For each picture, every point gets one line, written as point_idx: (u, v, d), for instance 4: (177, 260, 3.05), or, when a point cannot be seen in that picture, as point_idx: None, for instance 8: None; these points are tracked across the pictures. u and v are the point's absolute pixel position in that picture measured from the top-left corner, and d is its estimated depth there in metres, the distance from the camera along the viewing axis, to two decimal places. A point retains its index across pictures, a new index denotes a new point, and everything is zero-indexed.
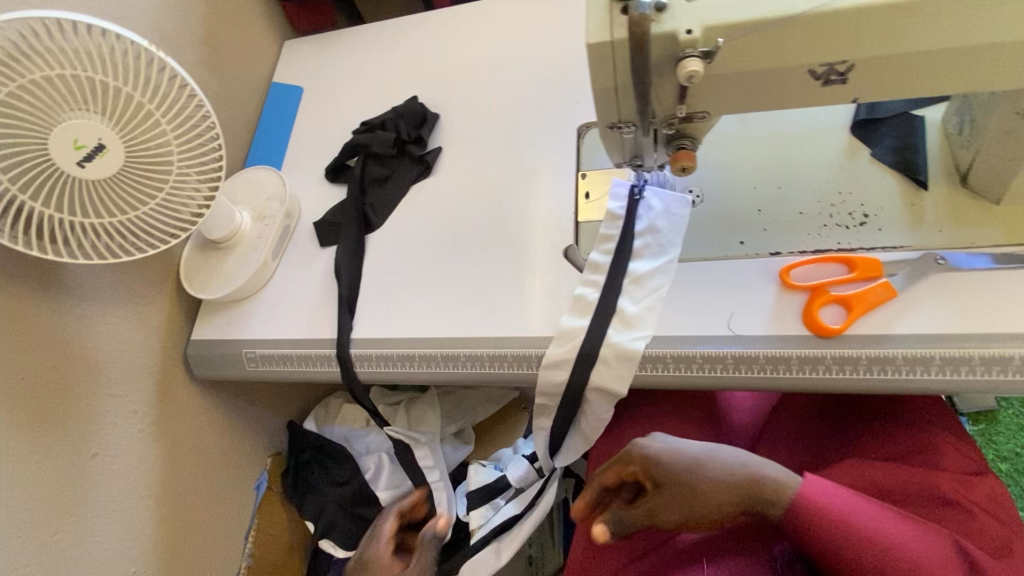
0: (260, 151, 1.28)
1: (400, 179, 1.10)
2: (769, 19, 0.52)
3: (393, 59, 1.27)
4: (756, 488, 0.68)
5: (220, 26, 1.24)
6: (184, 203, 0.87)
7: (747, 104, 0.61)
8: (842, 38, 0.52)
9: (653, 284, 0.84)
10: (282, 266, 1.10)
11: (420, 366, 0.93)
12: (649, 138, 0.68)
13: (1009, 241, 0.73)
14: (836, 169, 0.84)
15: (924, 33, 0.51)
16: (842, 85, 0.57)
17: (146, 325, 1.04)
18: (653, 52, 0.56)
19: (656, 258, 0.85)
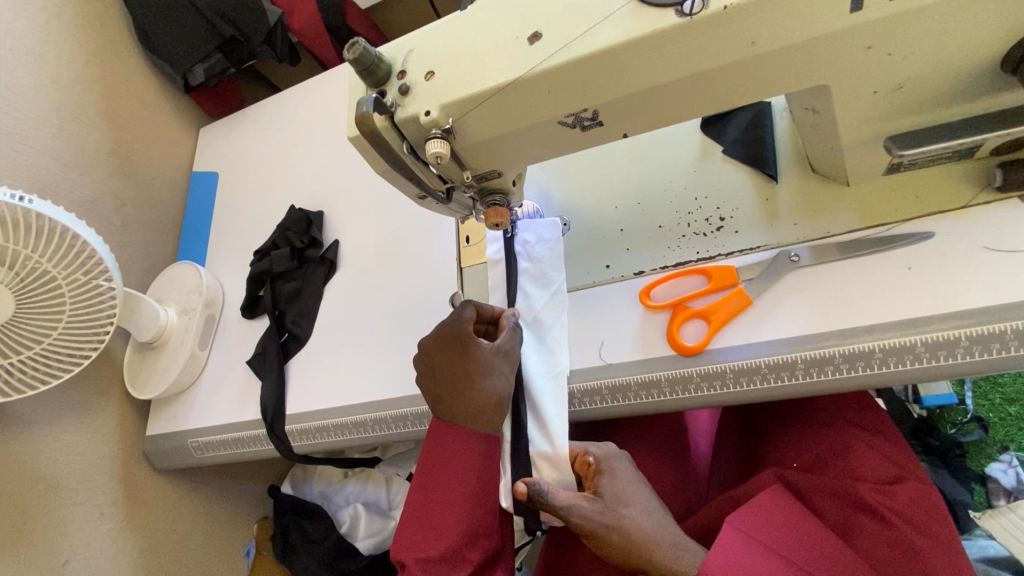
0: (188, 240, 1.32)
1: (312, 286, 1.08)
2: (491, 89, 0.52)
3: (292, 128, 1.30)
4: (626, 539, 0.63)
5: (130, 131, 1.29)
6: (91, 321, 0.95)
7: (526, 157, 0.60)
8: (572, 90, 0.51)
9: (550, 315, 0.81)
10: (213, 353, 1.15)
11: (336, 434, 0.97)
12: (464, 197, 0.69)
13: (863, 224, 0.70)
14: (690, 174, 0.82)
15: (649, 69, 0.49)
16: (601, 127, 0.56)
17: (99, 431, 1.12)
18: (406, 134, 0.57)
19: (544, 289, 0.82)
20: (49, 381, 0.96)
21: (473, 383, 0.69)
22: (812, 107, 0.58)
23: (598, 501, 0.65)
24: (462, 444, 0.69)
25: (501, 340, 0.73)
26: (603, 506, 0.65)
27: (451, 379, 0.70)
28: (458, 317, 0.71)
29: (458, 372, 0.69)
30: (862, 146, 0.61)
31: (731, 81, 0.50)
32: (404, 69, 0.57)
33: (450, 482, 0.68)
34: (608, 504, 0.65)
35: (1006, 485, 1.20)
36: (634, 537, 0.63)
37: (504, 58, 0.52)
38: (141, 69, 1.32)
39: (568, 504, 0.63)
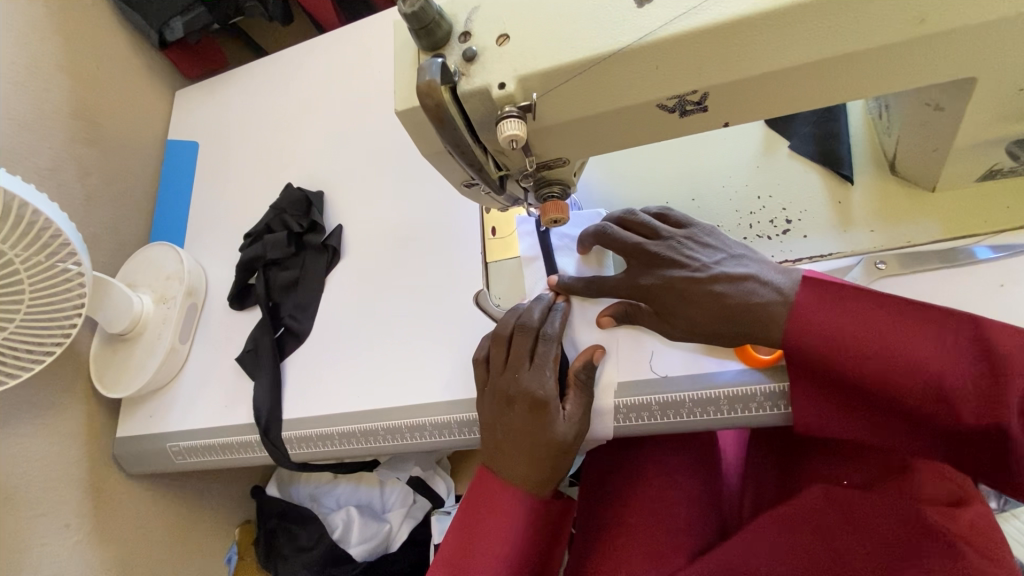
0: (163, 219, 1.17)
1: (312, 276, 0.97)
2: (585, 61, 0.43)
3: (286, 97, 1.17)
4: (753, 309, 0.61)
5: (97, 90, 1.12)
6: (59, 308, 0.83)
7: (604, 144, 0.52)
8: (684, 66, 0.42)
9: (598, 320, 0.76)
10: (195, 347, 1.03)
11: (341, 444, 0.86)
12: (515, 187, 0.59)
13: (947, 235, 0.64)
14: (752, 170, 0.74)
15: (783, 46, 0.41)
16: (704, 113, 0.47)
17: (62, 433, 0.99)
18: (469, 111, 0.47)
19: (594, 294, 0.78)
20: (15, 377, 0.84)
21: (551, 459, 0.65)
22: (935, 102, 0.51)
23: (686, 234, 0.68)
24: (507, 500, 0.64)
25: (573, 408, 0.68)
26: (683, 235, 0.68)
27: (518, 443, 0.65)
28: (539, 377, 0.68)
29: (530, 442, 0.65)
30: (973, 149, 0.54)
31: (874, 66, 0.43)
32: (468, 30, 0.47)
33: (490, 538, 0.63)
34: (691, 234, 0.68)
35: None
36: (727, 273, 0.63)
37: (604, 22, 0.42)
38: (109, 20, 1.15)
39: (666, 270, 0.66)
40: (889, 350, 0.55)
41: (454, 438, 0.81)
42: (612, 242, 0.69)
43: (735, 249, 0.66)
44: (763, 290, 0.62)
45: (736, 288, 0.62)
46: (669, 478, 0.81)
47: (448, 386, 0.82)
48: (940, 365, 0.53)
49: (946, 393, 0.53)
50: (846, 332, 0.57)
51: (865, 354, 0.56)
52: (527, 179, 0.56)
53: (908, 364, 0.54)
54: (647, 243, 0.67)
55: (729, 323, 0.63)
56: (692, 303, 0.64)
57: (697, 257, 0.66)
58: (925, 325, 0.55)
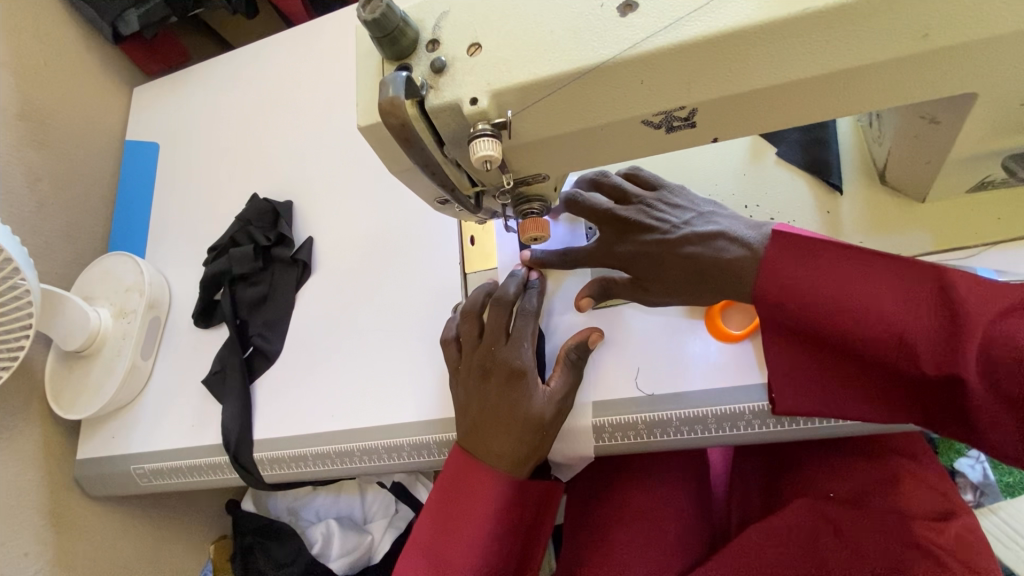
0: (122, 227, 1.10)
1: (281, 292, 0.92)
2: (564, 74, 0.39)
3: (252, 96, 1.11)
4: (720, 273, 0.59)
5: (45, 89, 1.04)
6: (5, 327, 0.77)
7: (587, 159, 0.48)
8: (672, 80, 0.39)
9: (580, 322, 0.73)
10: (159, 363, 0.98)
11: (314, 466, 0.82)
12: (493, 202, 0.55)
13: (937, 247, 0.63)
14: (739, 177, 0.71)
15: (776, 60, 0.38)
16: (692, 129, 0.44)
17: (17, 457, 0.93)
18: (440, 127, 0.43)
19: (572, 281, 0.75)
20: None
21: (531, 434, 0.62)
22: (930, 115, 0.48)
23: (657, 195, 0.65)
24: (483, 486, 0.62)
25: (556, 386, 0.66)
26: (654, 196, 0.64)
27: (497, 422, 0.63)
28: (516, 351, 0.65)
29: (510, 417, 0.63)
30: (969, 162, 0.52)
31: (875, 82, 0.40)
32: (437, 38, 0.43)
33: (465, 523, 0.61)
34: (662, 196, 0.65)
35: (974, 481, 1.06)
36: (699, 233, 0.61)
37: (584, 32, 0.39)
38: (56, 11, 1.07)
39: (635, 235, 0.63)
40: (849, 300, 0.52)
41: (432, 458, 0.78)
42: (580, 209, 0.64)
43: (706, 207, 0.64)
44: (734, 247, 0.59)
45: (708, 247, 0.60)
46: (656, 491, 0.79)
47: (427, 404, 0.79)
48: (901, 312, 0.50)
49: (906, 342, 0.50)
50: (806, 282, 0.54)
51: (825, 305, 0.53)
52: (504, 196, 0.52)
53: (869, 314, 0.51)
54: (616, 207, 0.63)
55: (703, 285, 0.61)
56: (665, 267, 0.62)
57: (668, 217, 0.63)
58: (887, 274, 0.52)
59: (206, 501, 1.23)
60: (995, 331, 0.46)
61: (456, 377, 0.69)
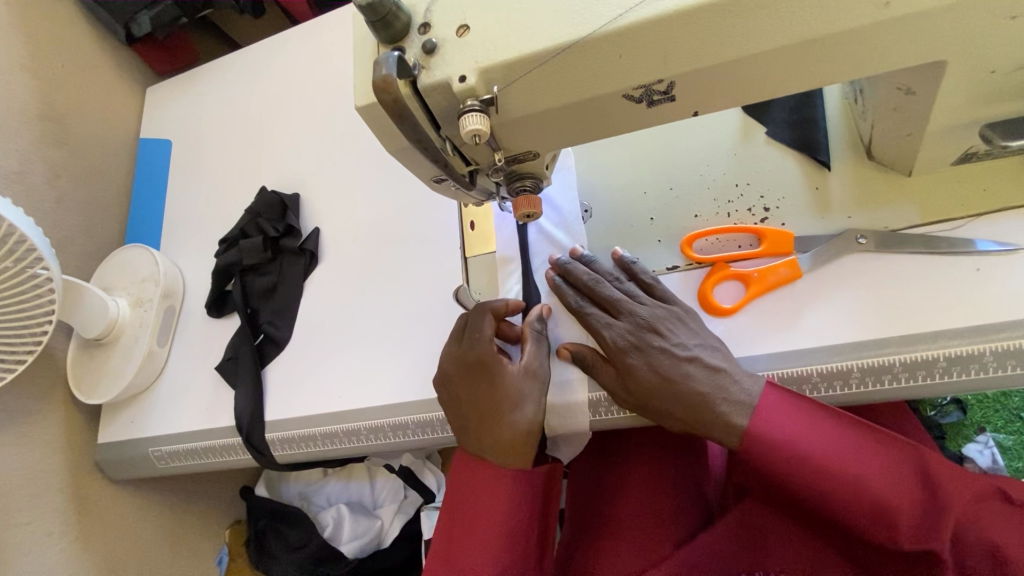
0: (138, 220, 1.14)
1: (290, 281, 0.95)
2: (545, 51, 0.41)
3: (259, 92, 1.14)
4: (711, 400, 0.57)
5: (62, 89, 1.09)
6: (29, 314, 0.81)
7: (574, 136, 0.50)
8: (649, 54, 0.41)
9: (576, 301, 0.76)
10: (174, 350, 1.01)
11: (324, 444, 0.86)
12: (488, 181, 0.58)
13: (924, 219, 0.64)
14: (729, 157, 0.73)
15: (746, 32, 0.40)
16: (672, 103, 0.46)
17: (41, 441, 0.97)
18: (432, 105, 0.46)
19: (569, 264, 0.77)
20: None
21: (506, 413, 0.63)
22: (906, 87, 0.50)
23: (674, 308, 0.64)
24: (490, 484, 0.62)
25: (528, 359, 0.67)
26: (671, 307, 0.65)
27: (477, 408, 0.64)
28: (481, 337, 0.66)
29: (489, 407, 0.63)
30: (949, 133, 0.54)
31: (846, 51, 0.42)
32: (428, 21, 0.45)
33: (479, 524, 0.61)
34: (678, 310, 0.64)
35: (982, 466, 1.06)
36: (709, 361, 0.60)
37: (565, 11, 0.41)
38: (72, 15, 1.11)
39: (634, 344, 0.62)
40: (842, 471, 0.54)
41: (436, 435, 0.81)
42: (597, 296, 0.66)
43: (713, 339, 0.63)
44: (735, 389, 0.58)
45: (707, 377, 0.59)
46: (652, 467, 0.80)
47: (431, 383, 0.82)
48: (890, 489, 0.53)
49: (891, 521, 0.52)
50: (802, 442, 0.55)
51: (819, 469, 0.54)
52: (497, 173, 0.54)
53: (859, 482, 0.53)
54: (632, 303, 0.64)
55: (676, 412, 0.59)
56: (656, 378, 0.60)
57: (677, 334, 0.62)
58: (877, 446, 0.55)
59: (221, 487, 1.27)
60: (965, 515, 0.52)
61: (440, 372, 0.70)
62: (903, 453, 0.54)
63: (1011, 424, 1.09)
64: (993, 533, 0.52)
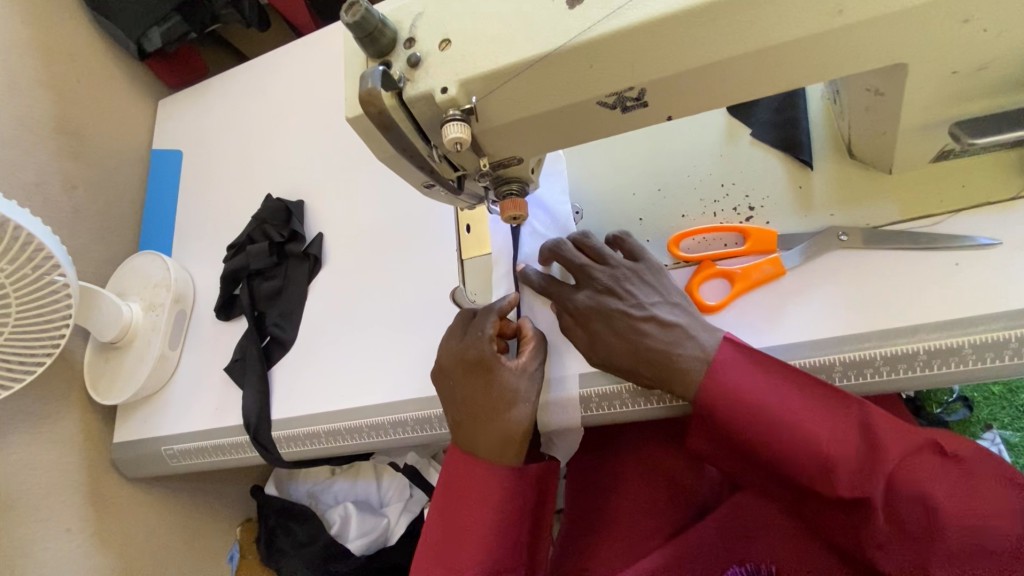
0: (151, 228, 1.19)
1: (295, 284, 0.99)
2: (519, 63, 0.44)
3: (265, 103, 1.18)
4: (662, 356, 0.60)
5: (78, 104, 1.14)
6: (47, 318, 0.85)
7: (554, 141, 0.53)
8: (617, 63, 0.44)
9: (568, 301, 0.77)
10: (185, 353, 1.05)
11: (328, 442, 0.89)
12: (476, 185, 0.60)
13: (906, 216, 0.65)
14: (715, 158, 0.75)
15: (707, 41, 0.42)
16: (645, 108, 0.48)
17: (60, 441, 1.02)
18: (417, 116, 0.49)
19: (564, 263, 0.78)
20: (13, 385, 0.87)
21: (509, 412, 0.65)
22: (875, 87, 0.52)
23: (636, 267, 0.67)
24: (483, 478, 0.64)
25: (525, 359, 0.69)
26: (633, 267, 0.67)
27: (475, 408, 0.65)
28: (476, 336, 0.67)
29: (480, 403, 0.65)
30: (921, 131, 0.55)
31: (807, 57, 0.44)
32: (413, 36, 0.48)
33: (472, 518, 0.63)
34: (640, 268, 0.67)
35: None
36: (665, 318, 0.62)
37: (538, 25, 0.44)
38: (87, 34, 1.16)
39: (596, 304, 0.65)
40: (784, 420, 0.55)
41: (434, 432, 0.84)
42: (563, 261, 0.69)
43: (675, 294, 0.65)
44: (689, 344, 0.60)
45: (663, 334, 0.61)
46: (643, 460, 0.82)
47: (428, 383, 0.84)
48: (829, 437, 0.54)
49: (827, 469, 0.53)
50: (748, 393, 0.57)
51: (763, 419, 0.56)
52: (484, 178, 0.57)
53: (797, 430, 0.54)
54: (593, 266, 0.67)
55: (637, 368, 0.62)
56: (615, 336, 0.63)
57: (635, 294, 0.64)
58: (818, 398, 0.56)
59: (232, 486, 1.31)
60: (901, 467, 0.52)
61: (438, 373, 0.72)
62: (846, 406, 0.55)
63: (1018, 421, 1.09)
64: (929, 486, 0.51)
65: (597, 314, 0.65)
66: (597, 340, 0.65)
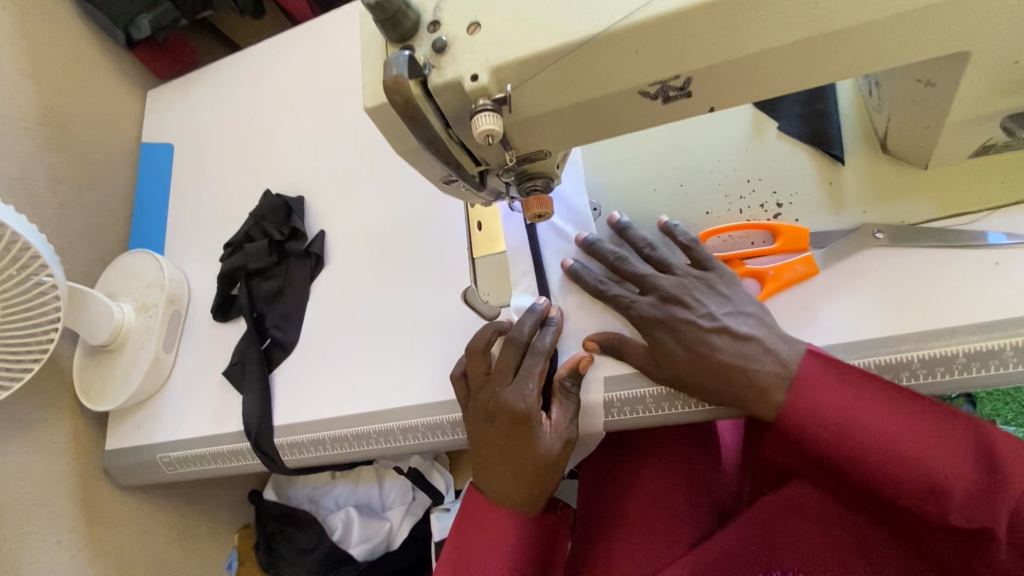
0: (142, 225, 1.14)
1: (296, 284, 0.94)
2: (559, 49, 0.41)
3: (261, 93, 1.13)
4: (741, 373, 0.58)
5: (62, 94, 1.08)
6: (33, 322, 0.80)
7: (588, 134, 0.49)
8: (666, 49, 0.40)
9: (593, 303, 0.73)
10: (180, 356, 1.01)
11: (333, 449, 0.85)
12: (498, 181, 0.57)
13: (942, 213, 0.63)
14: (740, 152, 0.72)
15: (765, 25, 0.39)
16: (688, 99, 0.45)
17: (49, 449, 0.97)
18: (443, 106, 0.45)
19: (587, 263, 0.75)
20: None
21: (538, 477, 0.62)
22: (926, 78, 0.49)
23: (702, 277, 0.65)
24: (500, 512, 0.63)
25: (558, 419, 0.65)
26: (703, 275, 0.65)
27: (502, 465, 0.63)
28: (522, 391, 0.64)
29: (512, 461, 0.63)
30: (968, 124, 0.53)
31: (868, 44, 0.41)
32: (437, 19, 0.44)
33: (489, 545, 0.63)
34: (704, 278, 0.65)
35: None
36: (734, 332, 0.60)
37: (580, 7, 0.40)
38: (71, 20, 1.10)
39: (662, 317, 0.64)
40: (883, 439, 0.53)
41: (446, 438, 0.80)
42: (624, 273, 0.68)
43: (747, 306, 0.62)
44: (765, 359, 0.58)
45: (735, 347, 0.60)
46: (660, 466, 0.79)
47: (440, 388, 0.81)
48: (938, 461, 0.51)
49: (935, 491, 0.51)
50: (847, 412, 0.55)
51: (865, 441, 0.54)
52: (509, 173, 0.54)
53: (898, 453, 0.52)
54: (657, 277, 0.66)
55: (709, 384, 0.60)
56: (690, 349, 0.61)
57: (705, 304, 0.63)
58: (924, 418, 0.53)
59: (229, 492, 1.27)
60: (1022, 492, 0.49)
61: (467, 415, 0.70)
62: (958, 427, 0.52)
63: None
64: None
65: (662, 328, 0.63)
66: (664, 351, 0.63)
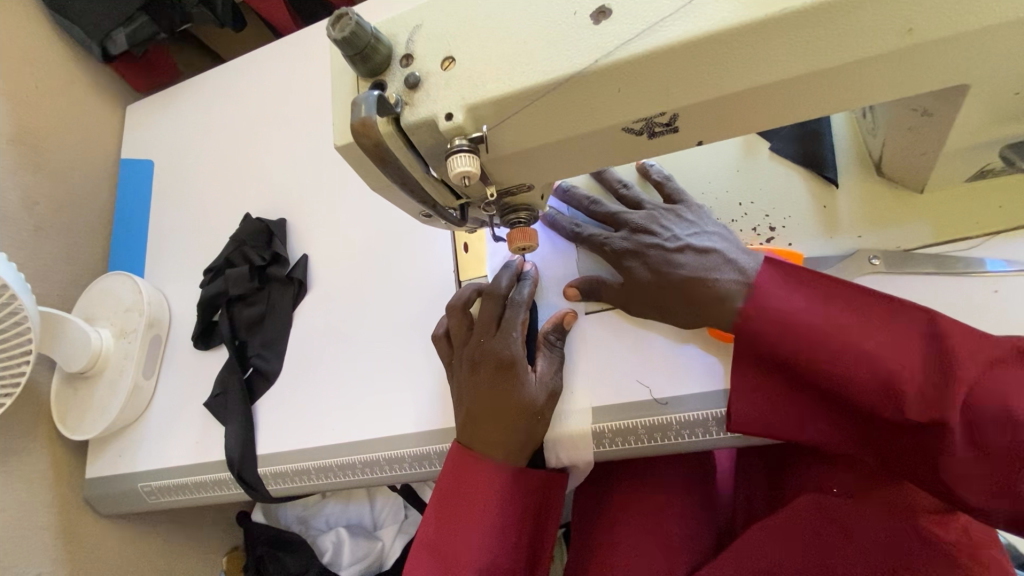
0: (121, 246, 1.11)
1: (279, 310, 0.92)
2: (535, 85, 0.38)
3: (243, 108, 1.10)
4: (698, 290, 0.58)
5: (36, 112, 1.04)
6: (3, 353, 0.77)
7: (570, 167, 0.47)
8: (650, 85, 0.38)
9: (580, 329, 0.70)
10: (161, 381, 0.98)
11: (317, 479, 0.82)
12: (480, 212, 0.54)
13: (939, 238, 0.61)
14: (732, 174, 0.70)
15: (754, 63, 0.37)
16: (675, 134, 0.43)
17: (25, 479, 0.94)
18: (418, 143, 0.43)
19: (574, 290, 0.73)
20: None
21: (523, 421, 0.61)
22: (923, 108, 0.47)
23: (670, 207, 0.65)
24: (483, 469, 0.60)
25: (543, 369, 0.65)
26: (671, 206, 0.65)
27: (485, 412, 0.61)
28: (504, 337, 0.64)
29: (495, 406, 0.61)
30: (966, 151, 0.51)
31: (865, 80, 0.39)
32: (410, 52, 0.42)
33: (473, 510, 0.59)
34: (673, 207, 0.65)
35: None
36: (695, 247, 0.61)
37: (559, 43, 0.38)
38: (44, 36, 1.07)
39: (631, 247, 0.63)
40: (836, 336, 0.51)
41: (433, 468, 0.78)
42: (594, 212, 0.67)
43: (711, 225, 0.63)
44: (726, 270, 0.58)
45: (698, 260, 0.60)
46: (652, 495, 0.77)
47: (427, 416, 0.79)
48: (892, 353, 0.49)
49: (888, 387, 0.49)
50: (799, 311, 0.53)
51: (818, 337, 0.51)
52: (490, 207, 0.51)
53: (849, 348, 0.50)
54: (625, 210, 0.65)
55: (677, 302, 0.60)
56: (654, 273, 0.61)
57: (669, 228, 0.63)
58: (876, 313, 0.51)
59: (216, 515, 1.24)
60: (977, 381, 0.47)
61: (450, 370, 0.69)
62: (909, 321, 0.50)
63: None
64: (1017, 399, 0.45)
65: (631, 257, 0.63)
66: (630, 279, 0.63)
